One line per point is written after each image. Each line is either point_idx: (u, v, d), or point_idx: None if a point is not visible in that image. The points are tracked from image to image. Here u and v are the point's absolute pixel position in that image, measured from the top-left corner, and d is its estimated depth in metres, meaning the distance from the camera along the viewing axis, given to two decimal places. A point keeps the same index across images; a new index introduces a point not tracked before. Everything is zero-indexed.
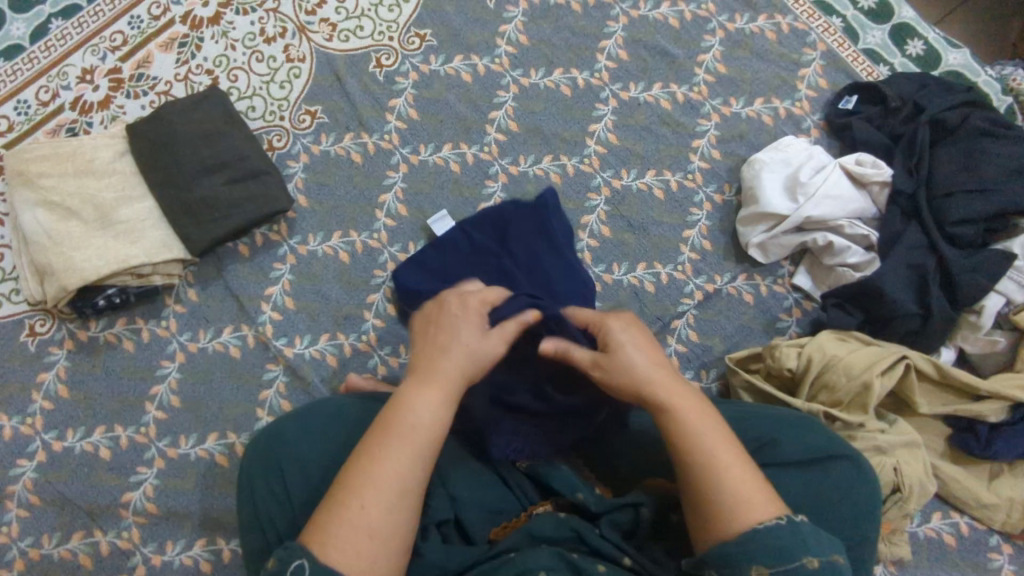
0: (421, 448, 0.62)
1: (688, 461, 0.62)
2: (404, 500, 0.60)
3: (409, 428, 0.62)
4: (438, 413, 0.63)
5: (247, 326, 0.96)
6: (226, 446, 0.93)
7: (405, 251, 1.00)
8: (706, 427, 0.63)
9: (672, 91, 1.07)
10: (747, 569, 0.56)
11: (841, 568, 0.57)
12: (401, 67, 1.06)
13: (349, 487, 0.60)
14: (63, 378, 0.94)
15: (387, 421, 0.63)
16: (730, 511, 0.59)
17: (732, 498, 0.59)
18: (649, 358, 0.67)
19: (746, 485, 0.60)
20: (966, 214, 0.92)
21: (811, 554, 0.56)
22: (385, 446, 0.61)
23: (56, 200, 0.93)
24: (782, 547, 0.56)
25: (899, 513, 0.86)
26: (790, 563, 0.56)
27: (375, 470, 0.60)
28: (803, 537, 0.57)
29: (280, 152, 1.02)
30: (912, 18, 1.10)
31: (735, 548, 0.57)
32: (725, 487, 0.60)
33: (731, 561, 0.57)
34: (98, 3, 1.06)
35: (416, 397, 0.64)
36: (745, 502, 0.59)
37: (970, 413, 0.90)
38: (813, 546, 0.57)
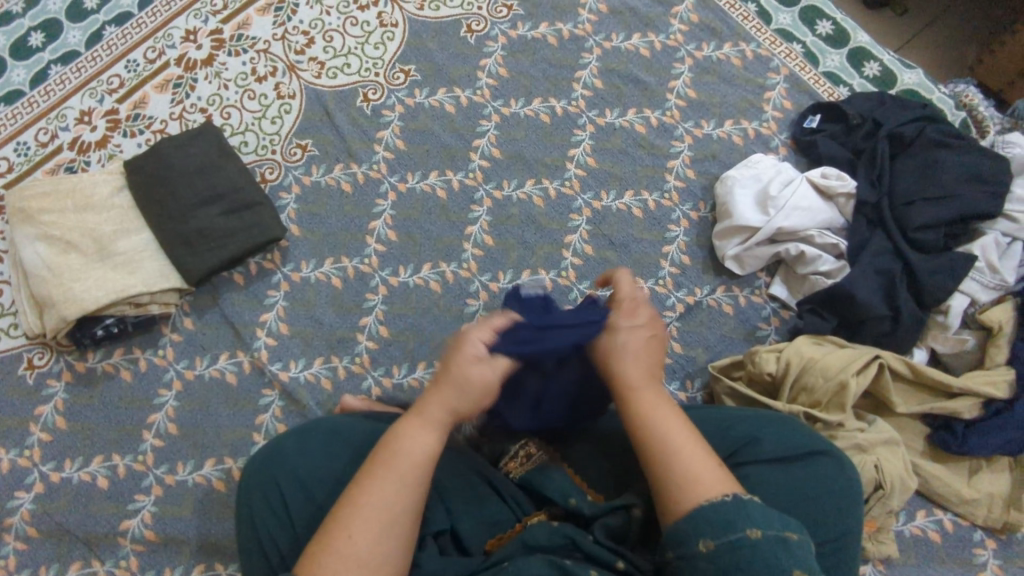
0: (409, 474, 0.64)
1: (653, 448, 0.66)
2: (390, 524, 0.62)
3: (400, 459, 0.65)
4: (424, 440, 0.67)
5: (243, 352, 0.99)
6: (224, 471, 0.94)
7: (395, 275, 1.03)
8: (673, 425, 0.67)
9: (647, 115, 1.13)
10: (696, 544, 0.58)
11: (790, 541, 0.56)
12: (388, 101, 1.11)
13: (340, 519, 0.62)
14: (62, 409, 0.95)
15: (380, 454, 0.66)
16: (682, 493, 0.62)
17: (686, 479, 0.62)
18: (633, 357, 0.73)
19: (696, 465, 0.63)
20: (926, 219, 0.97)
21: (754, 525, 0.57)
22: (379, 475, 0.64)
23: (56, 234, 0.96)
24: (724, 520, 0.58)
25: (884, 510, 0.88)
26: (733, 533, 0.57)
27: (364, 498, 0.63)
28: (746, 511, 0.58)
29: (272, 184, 1.06)
30: (867, 43, 1.18)
31: (686, 527, 0.59)
32: (681, 468, 0.63)
33: (681, 537, 0.59)
34: (97, 49, 1.11)
35: (405, 431, 0.67)
36: (698, 482, 0.62)
37: (945, 410, 0.93)
38: (758, 519, 0.57)
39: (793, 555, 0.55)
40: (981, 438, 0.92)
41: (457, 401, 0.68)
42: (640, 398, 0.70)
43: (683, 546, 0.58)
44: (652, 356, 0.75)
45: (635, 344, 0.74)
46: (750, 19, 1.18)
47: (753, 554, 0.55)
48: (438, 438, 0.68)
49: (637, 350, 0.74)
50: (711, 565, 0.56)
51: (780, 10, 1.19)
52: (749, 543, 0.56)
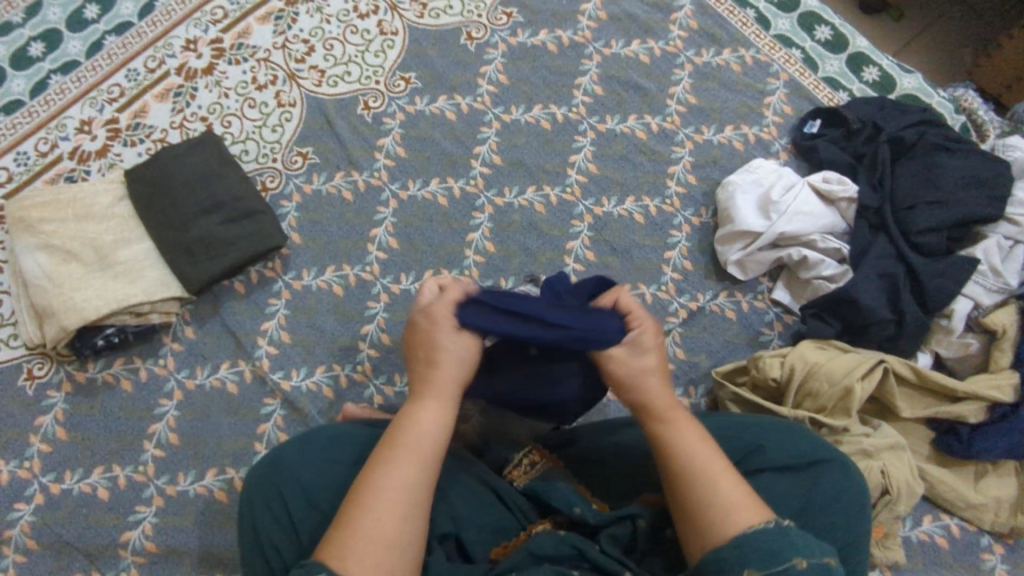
0: (419, 460, 0.64)
1: (683, 470, 0.64)
2: (406, 512, 0.60)
3: (416, 440, 0.65)
4: (436, 420, 0.67)
5: (244, 361, 0.98)
6: (226, 481, 0.93)
7: (397, 282, 1.03)
8: (702, 440, 0.67)
9: (647, 121, 1.13)
10: (740, 572, 0.56)
11: (831, 569, 0.56)
12: (388, 108, 1.11)
13: (364, 503, 0.60)
14: (61, 420, 0.95)
15: (396, 437, 0.65)
16: (723, 510, 0.61)
17: (724, 504, 0.61)
18: (653, 379, 0.72)
19: (739, 490, 0.63)
20: (928, 223, 0.97)
21: (800, 555, 0.56)
22: (391, 462, 0.63)
23: (57, 244, 0.96)
24: (771, 550, 0.56)
25: (891, 516, 0.88)
26: (781, 562, 0.55)
27: (384, 480, 0.62)
28: (791, 540, 0.57)
29: (273, 192, 1.06)
30: (866, 48, 1.18)
31: (730, 554, 0.58)
32: (718, 493, 0.62)
33: (725, 565, 0.57)
34: (97, 59, 1.11)
35: (419, 413, 0.67)
36: (735, 508, 0.61)
37: (950, 415, 0.93)
38: (803, 548, 0.56)
39: None
40: (987, 442, 0.92)
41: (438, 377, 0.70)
42: (680, 416, 0.69)
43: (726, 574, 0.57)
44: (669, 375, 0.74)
45: (654, 366, 0.73)
46: (749, 24, 1.18)
47: None
48: (444, 423, 0.68)
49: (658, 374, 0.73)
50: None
51: (779, 15, 1.19)
52: (797, 574, 0.55)
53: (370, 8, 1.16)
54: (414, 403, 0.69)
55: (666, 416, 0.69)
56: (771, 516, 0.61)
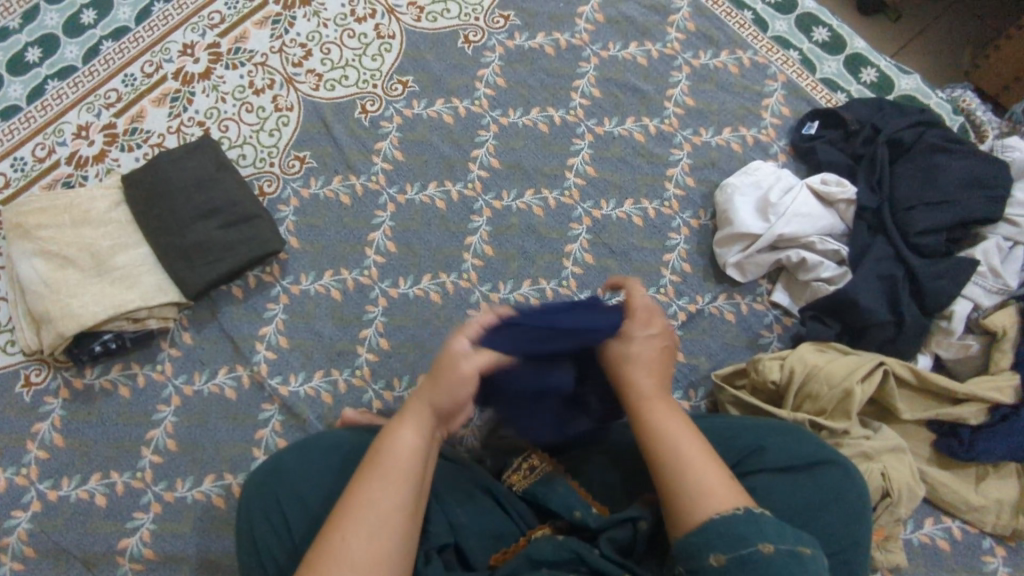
0: (398, 474, 0.64)
1: (663, 461, 0.65)
2: (387, 525, 0.61)
3: (392, 458, 0.65)
4: (413, 438, 0.67)
5: (242, 366, 0.98)
6: (224, 487, 0.93)
7: (395, 286, 1.03)
8: (681, 430, 0.67)
9: (645, 124, 1.13)
10: (708, 558, 0.57)
11: (803, 556, 0.56)
12: (385, 112, 1.11)
13: (336, 523, 0.61)
14: (59, 427, 0.94)
15: (373, 456, 0.66)
16: (695, 499, 0.61)
17: (698, 491, 0.61)
18: (642, 367, 0.73)
19: (712, 478, 0.62)
20: (927, 224, 0.96)
21: (766, 539, 0.56)
22: (365, 482, 0.63)
23: (54, 250, 0.96)
24: (737, 534, 0.57)
25: (892, 518, 0.87)
26: (744, 547, 0.56)
27: (357, 500, 0.62)
28: (758, 525, 0.57)
29: (270, 197, 1.06)
30: (863, 49, 1.18)
31: (697, 539, 0.58)
32: (694, 482, 0.62)
33: (694, 552, 0.58)
34: (94, 64, 1.11)
35: (397, 431, 0.67)
36: (708, 496, 0.60)
37: (951, 416, 0.92)
38: (771, 534, 0.56)
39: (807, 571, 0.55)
40: (988, 443, 0.91)
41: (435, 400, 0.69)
42: (656, 407, 0.69)
43: (697, 560, 0.57)
44: (660, 364, 0.75)
45: (648, 353, 0.74)
46: (747, 26, 1.18)
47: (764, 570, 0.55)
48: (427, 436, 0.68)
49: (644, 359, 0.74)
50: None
51: (777, 17, 1.19)
52: (760, 557, 0.55)
53: (367, 12, 1.16)
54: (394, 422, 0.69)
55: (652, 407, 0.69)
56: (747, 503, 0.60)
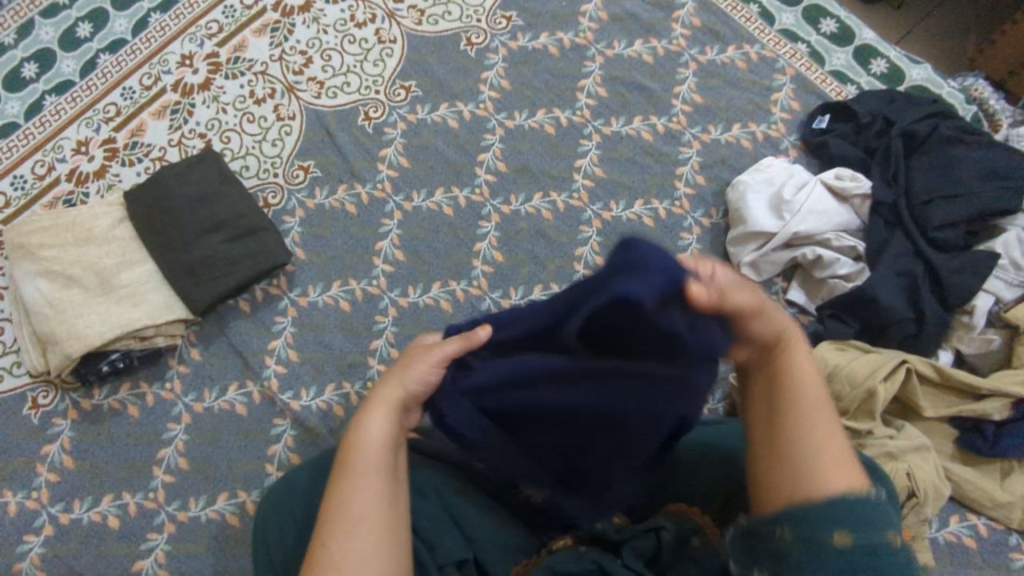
0: (377, 466, 0.62)
1: (788, 417, 0.59)
2: (375, 516, 0.60)
3: (367, 452, 0.62)
4: (385, 427, 0.64)
5: (252, 382, 0.96)
6: (238, 505, 0.91)
7: (405, 295, 1.01)
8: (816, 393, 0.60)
9: (653, 123, 1.11)
10: (830, 534, 0.51)
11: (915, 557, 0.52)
12: (389, 118, 1.09)
13: (328, 523, 0.59)
14: (68, 448, 0.93)
15: (346, 456, 0.63)
16: (814, 471, 0.56)
17: (816, 459, 0.57)
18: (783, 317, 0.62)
19: (835, 454, 0.57)
20: (946, 218, 0.95)
21: (894, 530, 0.51)
22: (348, 483, 0.61)
23: (57, 270, 0.94)
24: (868, 516, 0.51)
25: (919, 518, 0.83)
26: (875, 536, 0.50)
27: (343, 501, 0.60)
28: (886, 513, 0.52)
29: (276, 209, 1.04)
30: (873, 40, 1.16)
31: (819, 509, 0.52)
32: (812, 452, 0.57)
33: (814, 522, 0.52)
34: (92, 78, 1.09)
35: (364, 421, 0.64)
36: (822, 469, 0.56)
37: (972, 412, 0.90)
38: (895, 525, 0.52)
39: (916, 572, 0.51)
40: (1013, 438, 0.90)
41: (390, 395, 0.66)
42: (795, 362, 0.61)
43: (813, 530, 0.51)
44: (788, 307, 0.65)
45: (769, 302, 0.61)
46: (753, 20, 1.16)
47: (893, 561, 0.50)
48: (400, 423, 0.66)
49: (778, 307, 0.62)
50: (841, 559, 0.50)
51: (783, 10, 1.17)
52: (891, 551, 0.50)
53: (367, 17, 1.14)
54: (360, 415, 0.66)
55: (795, 351, 0.62)
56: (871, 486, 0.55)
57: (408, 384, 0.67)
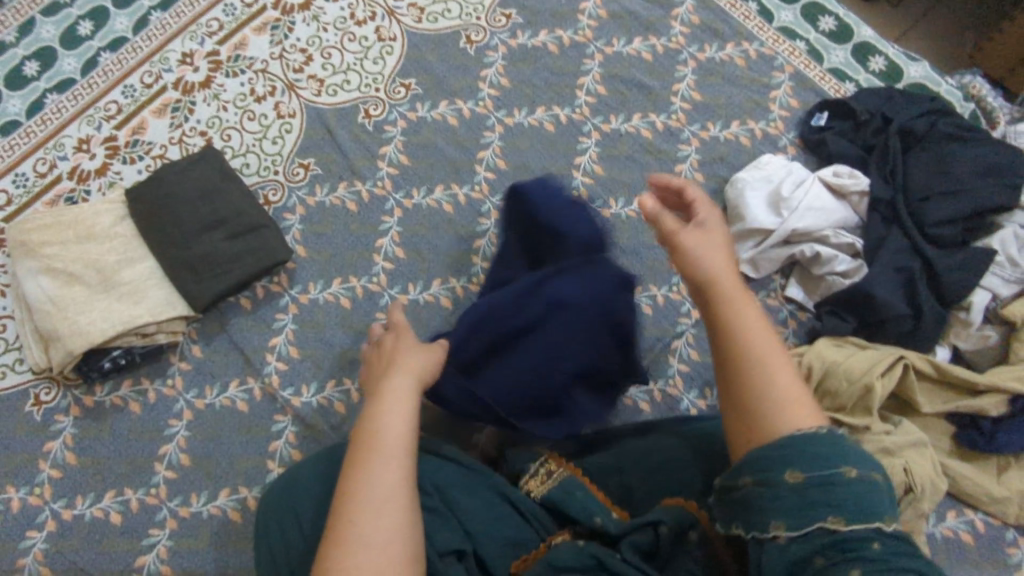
0: (398, 449, 0.67)
1: (743, 361, 0.64)
2: (396, 498, 0.64)
3: (387, 439, 0.68)
4: (400, 414, 0.70)
5: (253, 378, 0.97)
6: (239, 501, 0.92)
7: (405, 292, 1.02)
8: (763, 334, 0.66)
9: (652, 120, 1.11)
10: (783, 475, 0.55)
11: (881, 484, 0.55)
12: (389, 116, 1.09)
13: (351, 504, 0.63)
14: (71, 445, 0.93)
15: (366, 440, 0.68)
16: (775, 417, 0.60)
17: (778, 403, 0.62)
18: (714, 257, 0.70)
19: (791, 391, 0.62)
20: (944, 215, 0.95)
21: (849, 464, 0.55)
22: (370, 465, 0.65)
23: (59, 267, 0.95)
24: (819, 452, 0.55)
25: (915, 513, 0.84)
26: (829, 471, 0.54)
27: (366, 481, 0.65)
28: (840, 447, 0.56)
29: (276, 206, 1.05)
30: (871, 37, 1.17)
31: (774, 453, 0.57)
32: (774, 391, 0.62)
33: (767, 467, 0.56)
34: (93, 76, 1.09)
35: (382, 411, 0.70)
36: (781, 410, 0.61)
37: (970, 407, 0.91)
38: (852, 457, 0.56)
39: (881, 501, 0.54)
40: (1010, 434, 0.90)
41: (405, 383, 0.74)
42: (739, 306, 0.67)
43: (768, 474, 0.56)
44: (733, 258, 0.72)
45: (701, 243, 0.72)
46: (752, 18, 1.17)
47: (848, 491, 0.53)
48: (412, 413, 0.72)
49: (704, 240, 0.72)
50: (795, 496, 0.54)
51: (781, 8, 1.18)
52: (846, 483, 0.54)
53: (367, 15, 1.15)
54: (372, 404, 0.72)
55: (734, 293, 0.68)
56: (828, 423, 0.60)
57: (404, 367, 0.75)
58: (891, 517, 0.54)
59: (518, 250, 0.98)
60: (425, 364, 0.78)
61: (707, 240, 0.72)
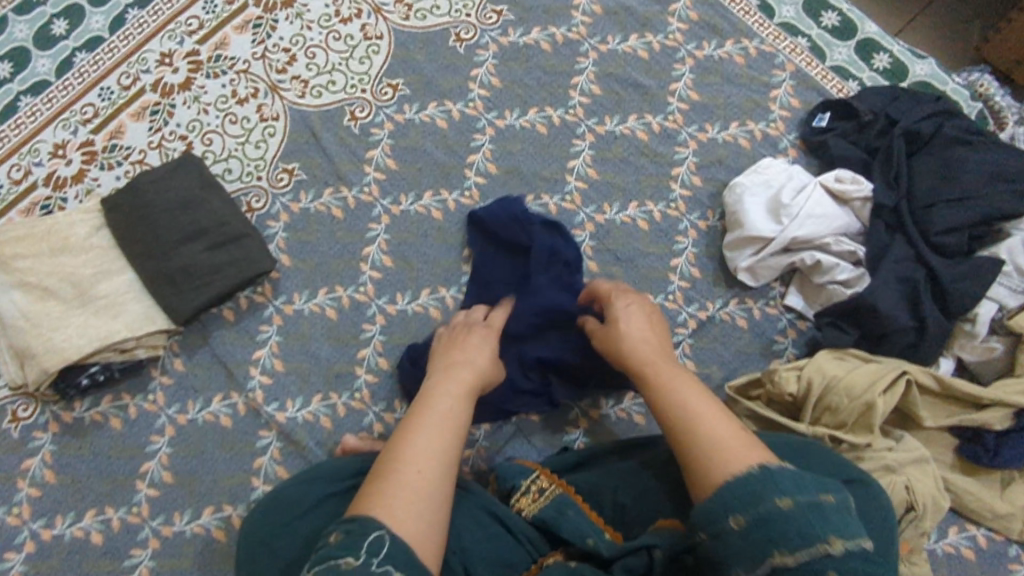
0: (447, 427, 0.71)
1: (684, 417, 0.71)
2: (435, 470, 0.67)
3: (441, 415, 0.72)
4: (455, 399, 0.74)
5: (237, 394, 0.94)
6: (223, 520, 0.90)
7: (393, 302, 0.98)
8: (698, 395, 0.73)
9: (648, 121, 1.07)
10: (728, 520, 0.60)
11: (822, 504, 0.59)
12: (376, 118, 1.06)
13: (397, 464, 0.66)
14: (49, 463, 0.91)
15: (420, 410, 0.72)
16: (718, 461, 0.65)
17: (717, 448, 0.66)
18: (642, 334, 0.82)
19: (729, 438, 0.67)
20: (949, 222, 0.92)
21: (782, 495, 0.59)
22: (420, 430, 0.69)
23: (33, 282, 0.92)
24: (752, 493, 0.60)
25: (917, 532, 0.82)
26: (762, 506, 0.59)
27: (413, 445, 0.68)
28: (772, 480, 0.60)
29: (259, 213, 1.01)
30: (875, 33, 1.12)
31: (714, 505, 0.62)
32: (710, 439, 0.68)
33: (714, 518, 0.61)
34: (68, 78, 1.05)
35: (440, 390, 0.74)
36: (723, 453, 0.65)
37: (974, 422, 0.89)
38: (784, 487, 0.60)
39: (825, 522, 0.58)
40: (1014, 450, 0.88)
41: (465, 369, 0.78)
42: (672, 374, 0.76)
43: (716, 525, 0.61)
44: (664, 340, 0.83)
45: (632, 322, 0.83)
46: (752, 13, 1.13)
47: (786, 524, 0.58)
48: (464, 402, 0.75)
49: (635, 320, 0.84)
50: (744, 540, 0.59)
51: (783, 2, 1.13)
52: (781, 514, 0.58)
53: (352, 12, 1.10)
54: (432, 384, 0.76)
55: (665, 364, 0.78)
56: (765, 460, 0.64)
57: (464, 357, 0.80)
58: (840, 535, 0.57)
59: (492, 255, 0.99)
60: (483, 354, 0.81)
61: (634, 321, 0.84)
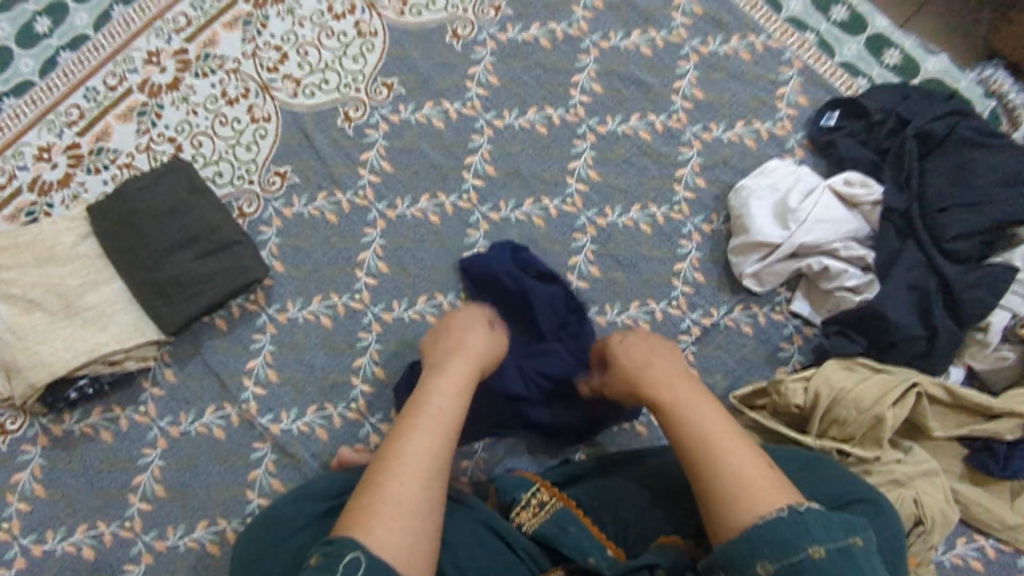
0: (438, 430, 0.68)
1: (695, 445, 0.68)
2: (423, 478, 0.65)
3: (432, 417, 0.69)
4: (449, 402, 0.71)
5: (230, 405, 0.92)
6: (217, 534, 0.88)
7: (389, 310, 0.96)
8: (710, 415, 0.70)
9: (651, 121, 1.04)
10: (755, 566, 0.58)
11: (855, 551, 0.58)
12: (370, 118, 1.02)
13: (385, 472, 0.65)
14: (39, 476, 0.89)
15: (412, 413, 0.70)
16: (738, 499, 0.62)
17: (735, 482, 0.63)
18: (649, 356, 0.79)
19: (747, 468, 0.64)
20: (962, 228, 0.89)
21: (815, 543, 0.58)
22: (410, 435, 0.67)
23: (17, 293, 0.89)
24: (782, 539, 0.58)
25: (926, 546, 0.80)
26: (794, 557, 0.57)
27: (402, 451, 0.66)
28: (805, 526, 0.59)
29: (251, 218, 0.98)
30: (886, 28, 1.09)
31: (742, 548, 0.60)
32: (723, 472, 0.65)
33: (740, 561, 0.59)
34: (52, 78, 1.02)
35: (433, 389, 0.72)
36: (742, 490, 0.63)
37: (985, 432, 0.87)
38: (816, 533, 0.58)
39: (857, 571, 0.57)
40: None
41: (462, 367, 0.75)
42: (681, 392, 0.73)
43: (742, 568, 0.59)
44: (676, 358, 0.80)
45: (636, 350, 0.80)
46: (758, 7, 1.09)
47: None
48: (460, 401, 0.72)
49: (639, 344, 0.81)
50: None
51: None
52: (814, 565, 0.57)
53: (345, 8, 1.07)
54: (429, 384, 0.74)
55: (675, 382, 0.75)
56: (792, 498, 0.62)
57: (461, 354, 0.77)
58: None
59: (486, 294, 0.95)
60: (479, 350, 0.79)
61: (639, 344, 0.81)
